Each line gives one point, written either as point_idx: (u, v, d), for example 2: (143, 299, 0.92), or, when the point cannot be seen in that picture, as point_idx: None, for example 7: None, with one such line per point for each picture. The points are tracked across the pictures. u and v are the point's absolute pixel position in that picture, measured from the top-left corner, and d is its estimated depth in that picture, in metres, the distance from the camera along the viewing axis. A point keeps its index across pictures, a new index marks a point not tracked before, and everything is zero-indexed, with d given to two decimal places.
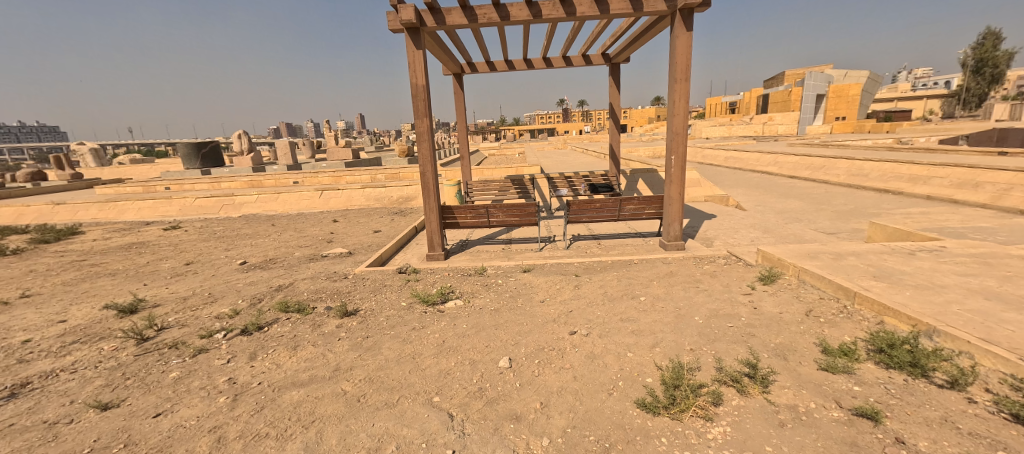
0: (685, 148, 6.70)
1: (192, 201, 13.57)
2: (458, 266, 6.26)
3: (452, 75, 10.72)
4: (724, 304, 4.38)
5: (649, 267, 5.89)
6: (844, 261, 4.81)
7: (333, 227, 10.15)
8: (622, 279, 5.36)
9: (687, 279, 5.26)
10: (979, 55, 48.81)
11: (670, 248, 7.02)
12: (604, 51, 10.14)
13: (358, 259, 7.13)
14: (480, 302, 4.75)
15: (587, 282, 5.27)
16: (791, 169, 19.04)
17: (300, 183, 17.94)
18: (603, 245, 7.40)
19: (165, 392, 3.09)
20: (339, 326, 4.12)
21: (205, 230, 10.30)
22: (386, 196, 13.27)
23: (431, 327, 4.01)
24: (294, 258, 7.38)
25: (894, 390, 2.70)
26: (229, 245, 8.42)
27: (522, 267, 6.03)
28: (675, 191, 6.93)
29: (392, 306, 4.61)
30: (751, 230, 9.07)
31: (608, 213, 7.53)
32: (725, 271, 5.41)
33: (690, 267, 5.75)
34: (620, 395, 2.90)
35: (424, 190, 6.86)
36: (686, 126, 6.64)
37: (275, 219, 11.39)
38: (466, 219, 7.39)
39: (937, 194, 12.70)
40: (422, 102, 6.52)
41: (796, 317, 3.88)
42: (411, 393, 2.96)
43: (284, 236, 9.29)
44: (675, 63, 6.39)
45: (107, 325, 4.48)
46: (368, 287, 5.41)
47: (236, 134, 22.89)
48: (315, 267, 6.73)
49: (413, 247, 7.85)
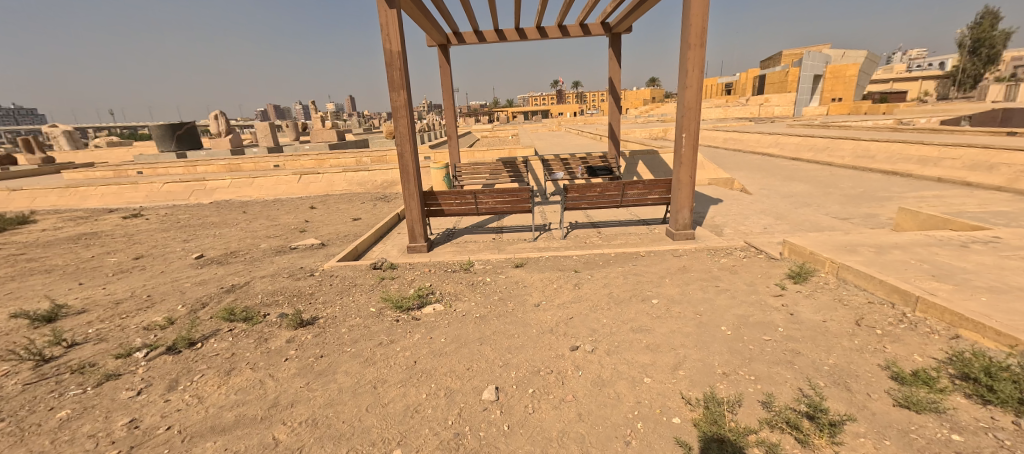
0: (698, 125, 5.94)
1: (160, 187, 12.63)
2: (442, 260, 5.52)
3: (438, 46, 9.82)
4: (753, 308, 3.67)
5: (658, 260, 5.17)
6: (890, 255, 4.13)
7: (309, 215, 9.32)
8: (627, 276, 4.65)
9: (703, 277, 4.55)
10: (975, 36, 48.11)
11: (678, 238, 6.33)
12: (603, 19, 9.26)
13: (331, 251, 6.38)
14: (463, 306, 4.02)
15: (588, 281, 4.55)
16: (793, 151, 18.34)
17: (281, 166, 17.01)
18: (604, 235, 6.68)
19: (41, 444, 2.36)
20: (289, 342, 3.36)
21: (168, 218, 9.44)
22: (369, 181, 12.41)
23: (401, 341, 3.28)
24: (259, 250, 6.61)
25: (1007, 444, 2.04)
26: (189, 236, 7.61)
27: (514, 261, 5.30)
28: (685, 174, 6.18)
29: (358, 313, 3.86)
30: (762, 216, 8.37)
31: (610, 199, 6.80)
32: (745, 267, 4.72)
33: (705, 261, 5.04)
34: (640, 446, 2.22)
35: (403, 174, 6.07)
36: (699, 99, 5.85)
37: (247, 206, 10.54)
38: (452, 206, 6.61)
39: (948, 176, 12.09)
40: (397, 71, 5.70)
41: (845, 328, 3.20)
42: (366, 444, 2.27)
43: (254, 224, 8.49)
44: (689, 26, 5.57)
45: (11, 340, 3.69)
46: (335, 288, 4.64)
47: (213, 114, 21.63)
48: (280, 261, 5.97)
49: (395, 236, 7.10)
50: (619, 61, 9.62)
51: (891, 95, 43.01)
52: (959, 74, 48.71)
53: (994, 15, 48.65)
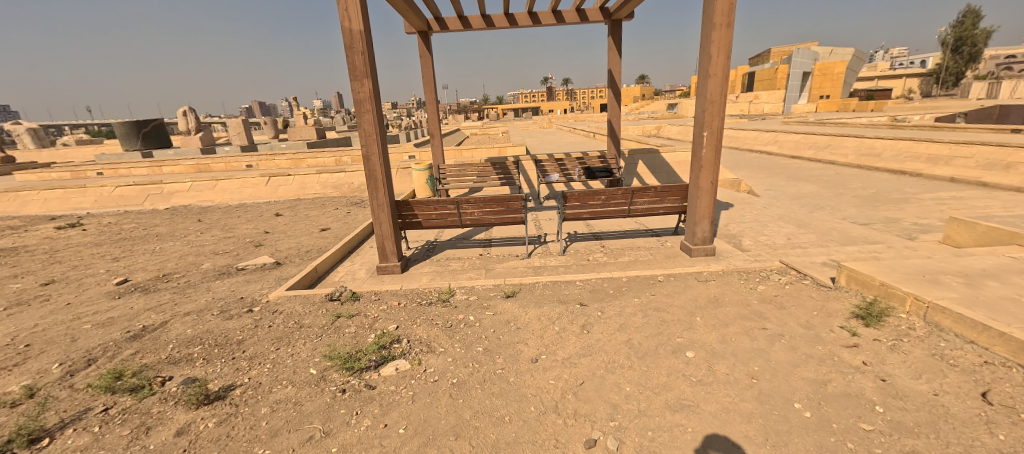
0: (722, 121, 4.98)
1: (112, 190, 11.39)
2: (416, 287, 4.51)
3: (417, 33, 8.77)
4: (827, 368, 2.73)
5: (681, 288, 4.20)
6: (988, 288, 3.23)
7: (272, 223, 8.24)
8: (647, 313, 3.66)
9: (743, 313, 3.59)
10: (957, 33, 48.09)
11: (696, 254, 5.41)
12: (603, 3, 8.28)
13: (286, 273, 5.34)
14: (434, 364, 3.01)
15: (599, 320, 3.57)
16: (793, 149, 17.56)
17: (254, 166, 15.79)
18: (609, 250, 5.75)
19: None
20: (176, 436, 2.37)
21: (110, 229, 8.27)
22: (343, 183, 11.30)
23: (340, 435, 2.36)
24: (198, 271, 5.53)
25: None
26: (123, 253, 6.48)
27: (505, 289, 4.32)
28: (705, 180, 5.21)
29: (290, 378, 2.83)
30: (780, 224, 7.49)
31: (615, 208, 5.84)
32: (793, 299, 3.80)
33: (740, 290, 4.09)
34: None
35: (370, 180, 5.04)
36: (724, 90, 4.88)
37: (205, 214, 9.39)
38: (430, 219, 5.60)
39: (962, 176, 11.33)
40: (358, 55, 4.65)
41: (972, 410, 2.28)
42: None
43: (204, 236, 7.40)
44: (713, 2, 4.60)
45: None
46: (273, 332, 3.59)
47: (180, 111, 20.05)
48: (219, 288, 4.89)
49: (365, 252, 6.08)
50: (619, 52, 8.67)
51: (879, 92, 42.80)
52: (943, 71, 48.77)
53: (976, 13, 48.72)
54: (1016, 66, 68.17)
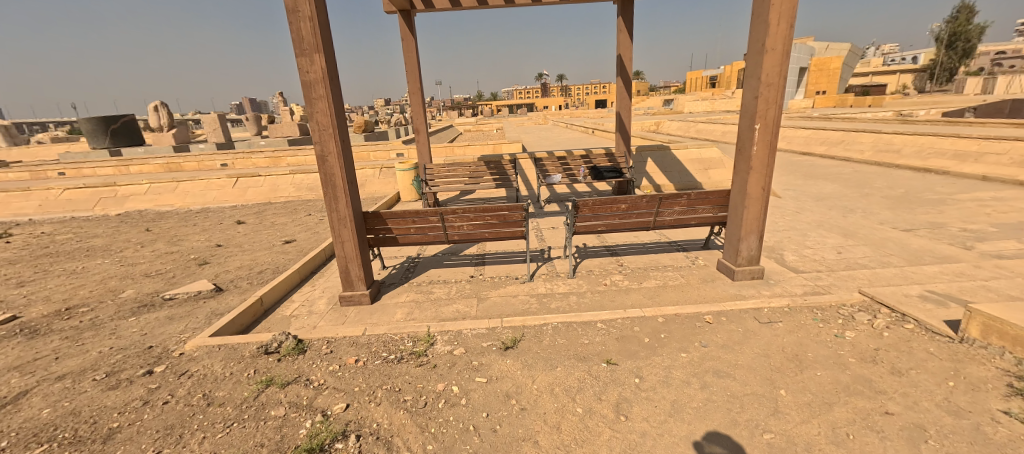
0: (778, 110, 3.88)
1: (59, 194, 10.14)
2: (382, 330, 3.35)
3: (399, 14, 7.61)
4: None
5: (742, 333, 3.11)
6: None
7: (230, 233, 7.11)
8: (706, 382, 2.56)
9: (847, 381, 2.51)
10: (951, 29, 47.06)
11: (739, 277, 4.30)
12: None
13: (222, 305, 4.19)
14: None
15: (640, 394, 2.48)
16: (803, 146, 16.49)
17: (228, 166, 14.56)
18: (630, 270, 4.64)
19: None
20: None
21: (40, 241, 7.10)
22: (319, 184, 10.09)
23: None
24: (112, 303, 4.37)
25: None
26: (36, 275, 5.32)
27: (501, 336, 3.20)
28: (754, 185, 4.11)
29: None
30: (820, 233, 6.41)
31: (638, 219, 4.72)
32: (908, 354, 2.73)
33: (826, 337, 3.00)
34: None
35: (327, 186, 3.89)
36: (783, 70, 3.77)
37: (157, 221, 8.20)
38: (406, 233, 4.46)
39: (995, 173, 10.25)
40: (306, 22, 3.52)
41: None
42: None
43: (144, 250, 6.23)
44: None
45: None
46: (163, 415, 2.47)
47: (151, 105, 18.68)
48: (126, 330, 3.73)
49: (331, 273, 4.94)
50: (631, 35, 7.53)
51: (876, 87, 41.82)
52: (938, 66, 47.92)
53: (971, 8, 48.01)
54: (1008, 62, 67.39)
